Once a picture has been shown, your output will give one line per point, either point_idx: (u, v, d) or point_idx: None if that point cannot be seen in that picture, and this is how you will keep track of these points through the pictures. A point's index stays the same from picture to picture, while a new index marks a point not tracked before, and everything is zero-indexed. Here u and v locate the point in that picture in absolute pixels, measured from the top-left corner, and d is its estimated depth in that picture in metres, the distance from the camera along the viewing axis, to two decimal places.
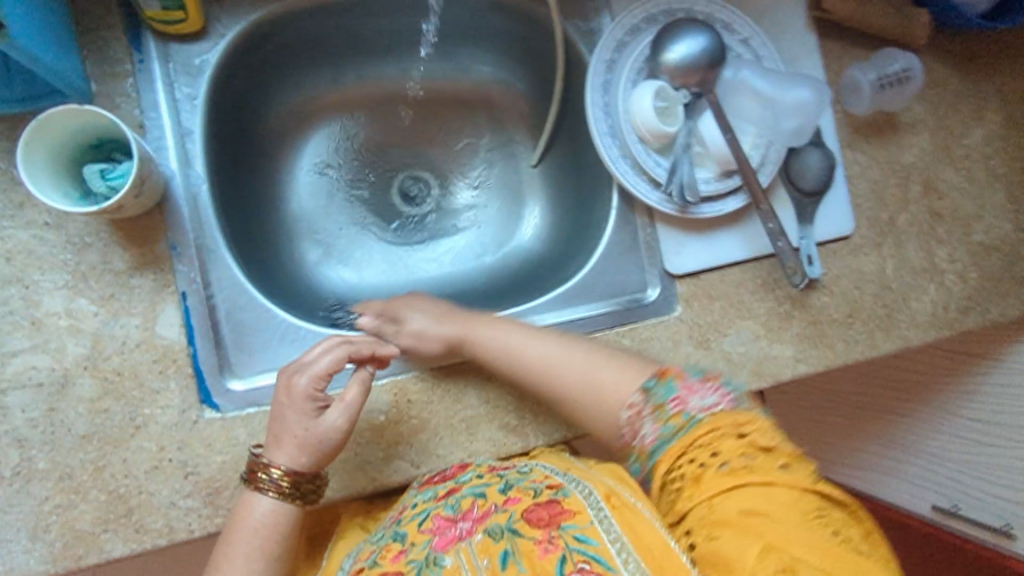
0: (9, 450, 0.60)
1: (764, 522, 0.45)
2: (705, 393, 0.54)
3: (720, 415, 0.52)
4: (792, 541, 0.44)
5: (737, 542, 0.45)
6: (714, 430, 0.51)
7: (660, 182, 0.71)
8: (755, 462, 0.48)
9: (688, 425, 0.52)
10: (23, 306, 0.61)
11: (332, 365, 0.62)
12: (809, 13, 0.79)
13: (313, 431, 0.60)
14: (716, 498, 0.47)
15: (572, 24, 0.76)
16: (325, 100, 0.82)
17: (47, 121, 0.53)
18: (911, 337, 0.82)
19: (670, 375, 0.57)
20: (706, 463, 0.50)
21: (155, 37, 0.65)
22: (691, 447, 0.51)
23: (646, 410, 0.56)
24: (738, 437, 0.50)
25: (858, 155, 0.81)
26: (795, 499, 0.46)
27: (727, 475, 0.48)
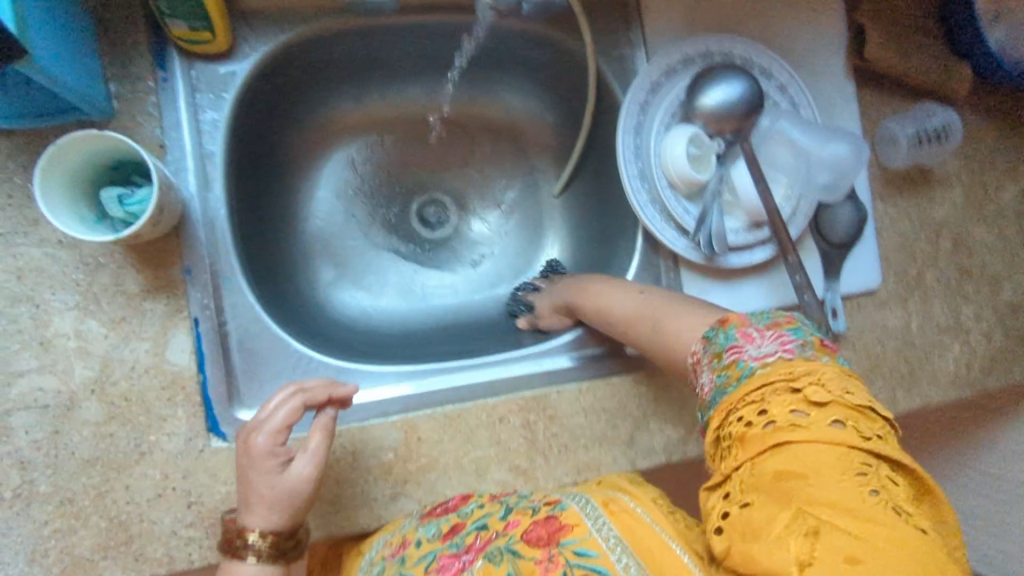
0: (10, 471, 0.59)
1: (795, 485, 0.35)
2: (766, 341, 0.42)
3: (787, 364, 0.40)
4: (829, 506, 0.34)
5: (765, 510, 0.36)
6: (766, 380, 0.40)
7: (688, 230, 0.69)
8: (805, 416, 0.37)
9: (743, 378, 0.41)
10: (32, 326, 0.59)
11: (288, 417, 0.58)
12: (848, 61, 0.77)
13: (279, 487, 0.56)
14: (753, 459, 0.38)
15: (606, 60, 0.74)
16: (349, 119, 0.81)
17: (68, 147, 0.51)
18: (932, 396, 0.80)
19: (733, 322, 0.44)
20: (752, 421, 0.39)
21: (180, 55, 0.63)
22: (737, 399, 0.40)
23: (703, 362, 0.44)
24: (795, 388, 0.39)
25: (890, 208, 0.80)
26: (840, 454, 0.36)
27: (766, 430, 0.38)
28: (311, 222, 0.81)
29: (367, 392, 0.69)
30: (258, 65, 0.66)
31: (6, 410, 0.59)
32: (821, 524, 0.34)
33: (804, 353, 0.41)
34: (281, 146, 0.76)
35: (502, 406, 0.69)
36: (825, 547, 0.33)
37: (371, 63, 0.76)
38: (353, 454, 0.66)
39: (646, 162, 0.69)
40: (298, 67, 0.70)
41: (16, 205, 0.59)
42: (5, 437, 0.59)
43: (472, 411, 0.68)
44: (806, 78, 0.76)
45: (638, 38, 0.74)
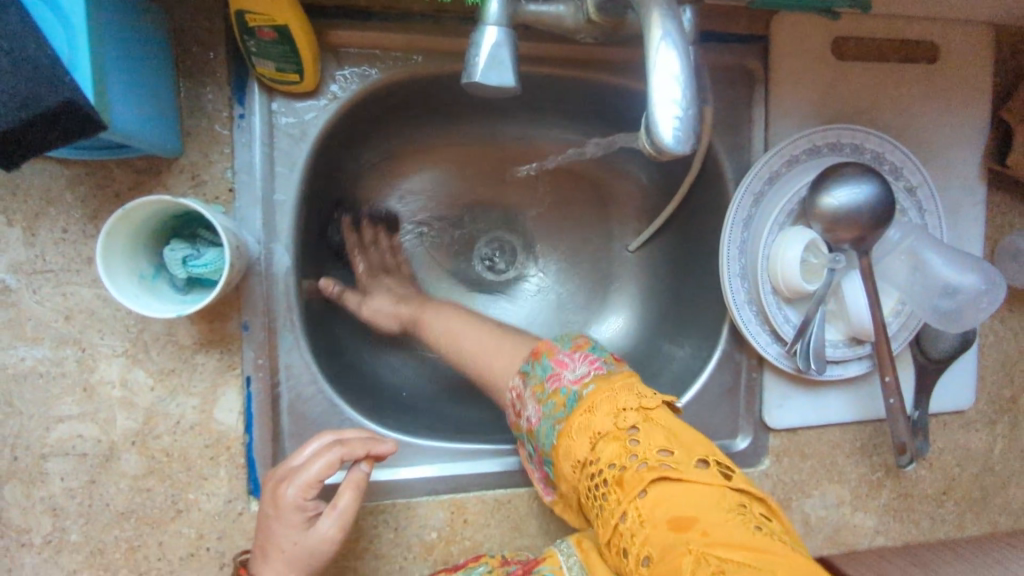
0: (41, 518, 0.56)
1: (695, 531, 0.44)
2: (577, 364, 0.54)
3: (607, 379, 0.53)
4: (721, 543, 0.43)
5: (670, 558, 0.44)
6: (619, 413, 0.50)
7: (785, 338, 0.64)
8: (673, 456, 0.48)
9: (569, 401, 0.52)
10: (77, 370, 0.55)
11: (322, 471, 0.52)
12: (986, 163, 0.69)
13: (303, 543, 0.52)
14: (641, 504, 0.46)
15: (721, 133, 0.66)
16: (425, 151, 0.74)
17: (137, 208, 0.46)
18: (1002, 525, 0.74)
19: (543, 352, 0.56)
20: (625, 463, 0.48)
21: (261, 89, 0.57)
22: (594, 432, 0.50)
23: (527, 394, 0.55)
24: (657, 428, 0.49)
25: (995, 322, 0.74)
26: (714, 491, 0.46)
27: (646, 473, 0.47)
28: (369, 255, 0.75)
29: (406, 468, 0.63)
30: (343, 106, 0.60)
31: (42, 454, 0.55)
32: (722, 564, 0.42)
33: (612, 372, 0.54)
34: (350, 177, 0.70)
35: None
36: None
37: (459, 102, 0.69)
38: (395, 530, 0.62)
39: (750, 259, 0.64)
40: (385, 102, 0.64)
41: (70, 241, 0.54)
42: (39, 482, 0.55)
43: (523, 497, 0.64)
44: (936, 177, 0.68)
45: (758, 114, 0.66)
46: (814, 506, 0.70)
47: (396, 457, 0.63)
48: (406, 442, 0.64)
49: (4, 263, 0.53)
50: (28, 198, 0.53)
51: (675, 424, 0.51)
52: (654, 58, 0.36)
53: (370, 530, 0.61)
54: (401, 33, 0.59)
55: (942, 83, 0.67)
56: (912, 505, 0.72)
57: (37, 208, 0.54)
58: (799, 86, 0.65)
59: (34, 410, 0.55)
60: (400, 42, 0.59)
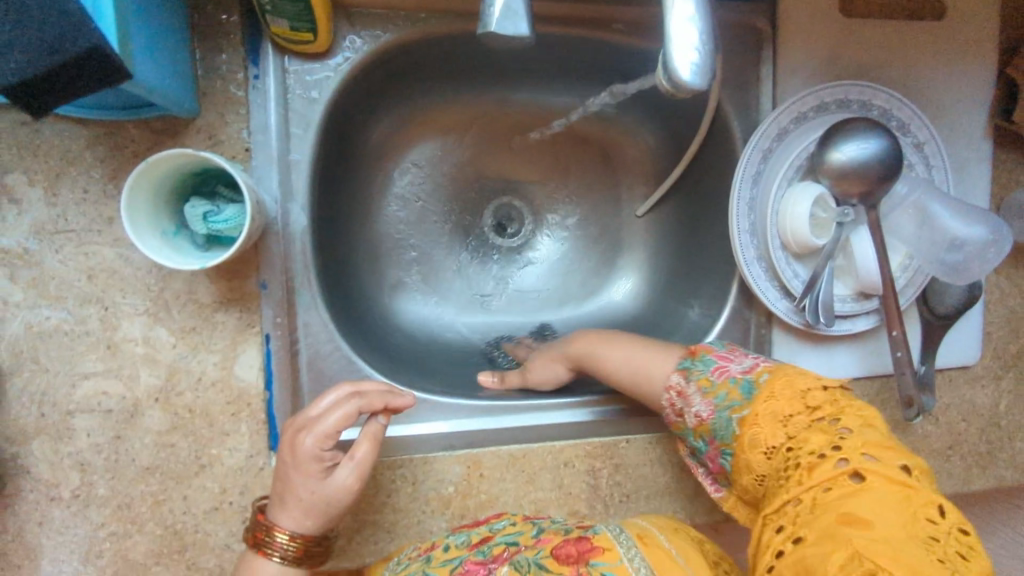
0: (69, 473, 0.57)
1: (866, 530, 0.38)
2: (743, 359, 0.54)
3: (779, 370, 0.51)
4: (887, 555, 0.36)
5: (826, 549, 0.38)
6: (821, 407, 0.46)
7: (794, 294, 0.65)
8: (877, 461, 0.42)
9: (742, 389, 0.51)
10: (101, 328, 0.57)
11: (340, 422, 0.53)
12: (992, 119, 0.69)
13: (321, 492, 0.52)
14: (820, 492, 0.41)
15: (729, 93, 0.67)
16: (436, 117, 0.75)
17: (158, 163, 0.47)
18: (1008, 479, 0.75)
19: (701, 352, 0.57)
20: (823, 454, 0.43)
21: (275, 50, 0.58)
22: (784, 417, 0.47)
23: (691, 388, 0.54)
24: (868, 433, 0.44)
25: (1001, 279, 0.75)
26: (910, 508, 0.39)
27: (842, 467, 0.42)
28: (380, 220, 0.76)
29: (421, 424, 0.66)
30: (355, 67, 0.61)
31: (69, 411, 0.57)
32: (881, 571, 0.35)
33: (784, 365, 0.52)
34: (362, 142, 0.70)
35: (568, 451, 0.66)
36: None
37: (470, 64, 0.69)
38: (413, 484, 0.63)
39: (759, 215, 0.64)
40: (396, 64, 0.65)
41: (91, 201, 0.55)
42: (67, 438, 0.57)
43: (537, 452, 0.65)
44: (942, 133, 0.69)
45: (766, 73, 0.67)
46: None
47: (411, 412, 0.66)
48: (420, 397, 0.67)
49: (27, 223, 0.55)
50: (49, 159, 0.54)
51: (890, 439, 0.45)
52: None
53: (388, 484, 0.63)
54: None
55: (948, 39, 0.68)
56: (919, 459, 0.73)
57: (57, 168, 0.55)
58: (807, 43, 0.66)
59: (60, 367, 0.56)
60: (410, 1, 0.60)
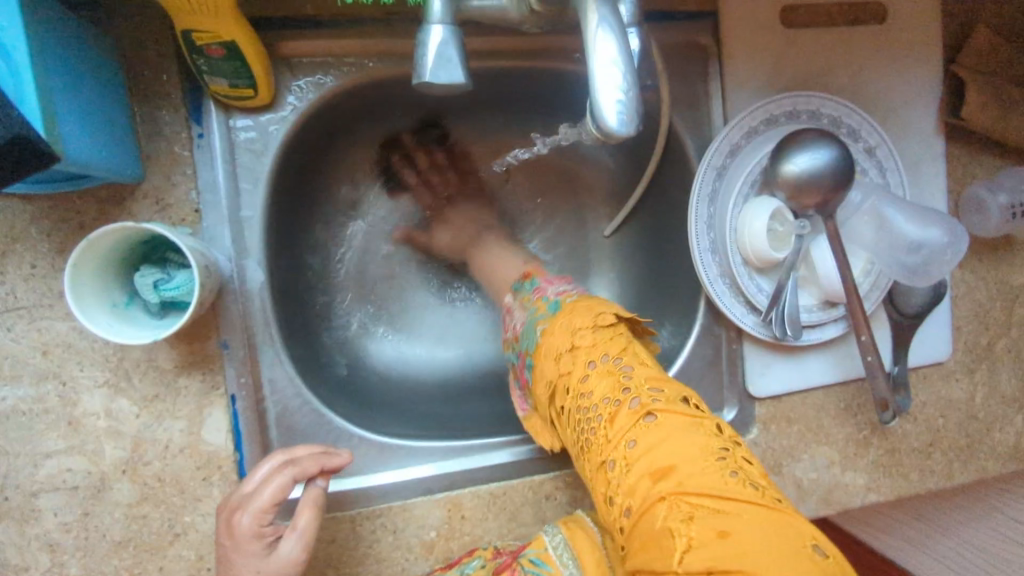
0: (39, 555, 0.56)
1: (672, 475, 0.45)
2: (559, 284, 0.60)
3: (581, 297, 0.57)
4: (697, 487, 0.44)
5: (648, 507, 0.45)
6: (603, 341, 0.53)
7: (759, 308, 0.65)
8: (663, 398, 0.49)
9: (549, 306, 0.57)
10: (60, 404, 0.55)
11: (275, 495, 0.52)
12: (941, 118, 0.70)
13: (266, 570, 0.51)
14: (628, 445, 0.47)
15: (679, 113, 0.67)
16: (391, 154, 0.75)
17: (85, 252, 0.46)
18: (990, 471, 0.76)
19: (533, 276, 0.64)
20: (619, 401, 0.49)
21: (218, 107, 0.57)
22: (574, 332, 0.54)
23: (516, 306, 0.62)
24: (647, 366, 0.52)
25: (966, 274, 0.75)
26: (697, 432, 0.47)
27: (637, 412, 0.48)
28: (343, 263, 0.75)
29: (401, 469, 0.64)
30: (302, 117, 0.61)
31: (33, 491, 0.55)
32: (697, 509, 0.43)
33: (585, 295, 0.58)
34: (318, 188, 0.70)
35: (550, 484, 0.65)
36: (701, 529, 0.42)
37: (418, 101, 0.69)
38: (394, 532, 0.62)
39: (718, 233, 0.65)
40: (342, 110, 0.64)
41: (40, 276, 0.54)
42: (33, 519, 0.55)
43: (518, 488, 0.65)
44: (892, 135, 0.70)
45: (715, 89, 0.67)
46: (805, 470, 0.71)
47: (387, 459, 0.64)
48: (395, 444, 0.65)
49: None
50: None
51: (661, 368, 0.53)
52: (593, 46, 0.37)
53: (368, 535, 0.62)
54: (348, 39, 0.59)
55: (891, 42, 0.68)
56: (901, 459, 0.74)
57: (3, 246, 0.53)
58: (752, 56, 0.66)
59: (21, 448, 0.55)
60: (351, 47, 0.60)
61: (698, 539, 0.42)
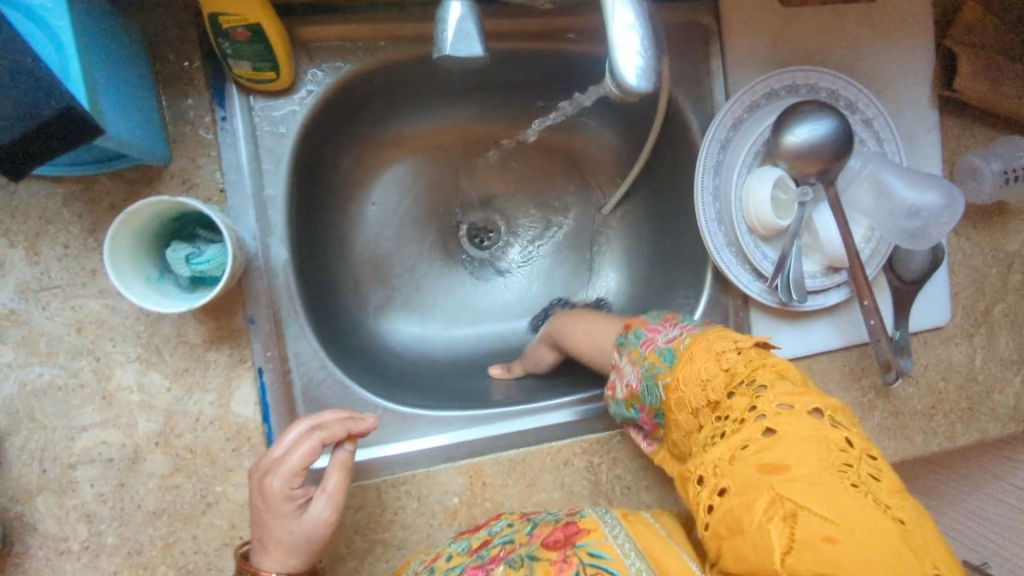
0: (77, 525, 0.58)
1: (783, 474, 0.42)
2: (669, 329, 0.55)
3: (700, 335, 0.52)
4: (806, 493, 0.40)
5: (746, 494, 0.42)
6: (739, 369, 0.48)
7: (765, 275, 0.67)
8: (791, 412, 0.45)
9: (664, 357, 0.53)
10: (94, 379, 0.57)
11: (305, 459, 0.55)
12: (936, 91, 0.72)
13: (298, 530, 0.54)
14: (739, 448, 0.44)
15: (683, 90, 0.70)
16: (403, 139, 0.77)
17: (124, 222, 0.48)
18: (991, 432, 0.78)
19: (636, 326, 0.58)
20: (741, 415, 0.46)
21: (239, 91, 0.59)
22: (704, 379, 0.49)
23: (623, 361, 0.56)
24: (782, 383, 0.47)
25: (963, 241, 0.78)
26: (820, 444, 0.43)
27: (760, 423, 0.45)
28: (358, 245, 0.77)
29: (420, 438, 0.67)
30: (319, 101, 0.63)
31: (70, 464, 0.57)
32: (801, 509, 0.40)
33: (704, 330, 0.53)
34: (334, 171, 0.72)
35: (567, 450, 0.68)
36: (802, 530, 0.39)
37: (429, 84, 0.71)
38: (418, 499, 0.64)
39: (724, 203, 0.67)
40: (357, 94, 0.66)
41: (72, 256, 0.56)
42: (71, 491, 0.57)
43: (536, 455, 0.67)
44: (889, 107, 0.72)
45: (717, 66, 0.69)
46: None
47: (409, 427, 0.67)
48: (418, 413, 0.67)
49: (11, 285, 0.55)
50: (27, 219, 0.55)
51: (803, 383, 0.48)
52: (611, 11, 0.39)
53: (394, 502, 0.64)
54: (362, 23, 0.61)
55: (884, 17, 0.71)
56: (904, 422, 0.76)
57: (37, 227, 0.55)
58: (752, 33, 0.68)
59: (57, 422, 0.57)
60: (362, 31, 0.62)
61: (800, 539, 0.39)
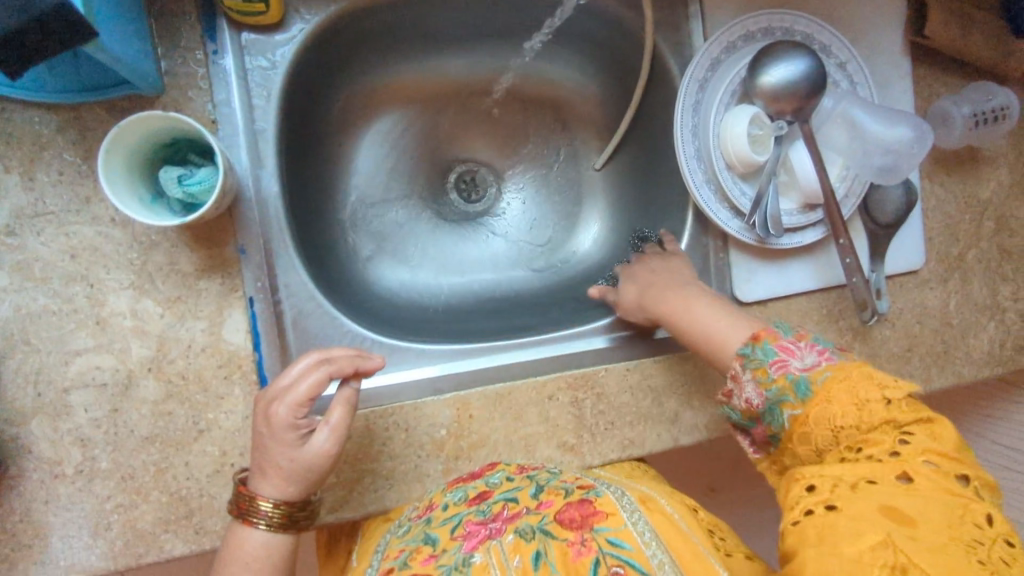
0: (71, 449, 0.59)
1: (908, 528, 0.37)
2: (806, 353, 0.51)
3: (843, 368, 0.49)
4: (925, 549, 0.36)
5: (859, 523, 0.38)
6: (892, 419, 0.45)
7: (743, 212, 0.69)
8: (934, 470, 0.42)
9: (797, 386, 0.49)
10: (88, 305, 0.59)
11: (311, 390, 0.57)
12: (907, 37, 0.75)
13: (299, 459, 0.56)
14: (865, 481, 0.41)
15: (663, 34, 0.72)
16: (390, 89, 0.79)
17: (132, 124, 0.50)
18: (966, 375, 0.79)
19: (765, 338, 0.54)
20: (878, 458, 0.43)
21: (230, 27, 0.62)
22: (837, 420, 0.47)
23: (745, 376, 0.53)
24: (931, 444, 0.43)
25: (936, 187, 0.79)
26: (951, 507, 0.39)
27: (897, 469, 0.42)
28: (348, 194, 0.79)
29: (409, 369, 0.69)
30: (307, 39, 0.65)
31: (64, 388, 0.59)
32: (914, 563, 0.35)
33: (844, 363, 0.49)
34: (325, 116, 0.74)
35: (551, 385, 0.69)
36: None
37: (415, 26, 0.74)
38: (406, 430, 0.66)
39: (703, 141, 0.69)
40: (343, 35, 0.69)
41: (67, 182, 0.58)
42: (65, 415, 0.59)
43: (520, 390, 0.68)
44: (862, 53, 0.74)
45: (695, 11, 0.71)
46: None
47: (399, 360, 0.69)
48: (405, 345, 0.70)
49: (6, 210, 0.57)
50: (22, 145, 0.57)
51: (959, 456, 0.44)
52: None
53: (382, 433, 0.65)
54: None
55: None
56: (881, 363, 0.77)
57: (32, 154, 0.57)
58: None
59: (52, 347, 0.58)
60: None
61: None
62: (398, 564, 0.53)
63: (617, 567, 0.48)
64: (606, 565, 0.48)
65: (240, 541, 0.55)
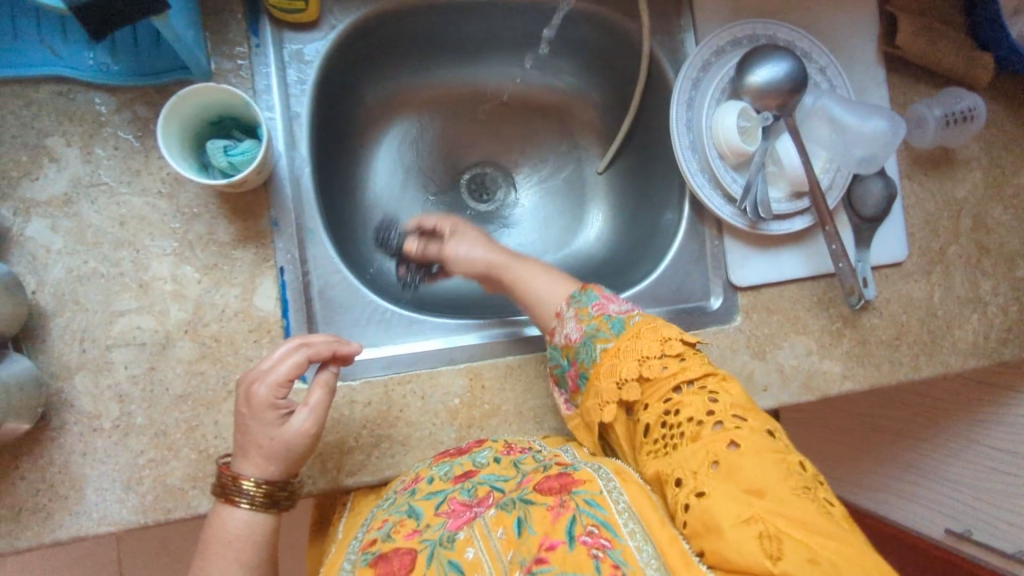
0: (109, 403, 0.62)
1: (763, 499, 0.45)
2: (620, 302, 0.63)
3: (650, 318, 0.60)
4: (782, 513, 0.44)
5: (729, 505, 0.45)
6: (689, 370, 0.55)
7: (734, 198, 0.76)
8: (747, 427, 0.51)
9: (612, 324, 0.60)
10: (133, 269, 0.64)
11: (292, 371, 0.60)
12: (881, 47, 0.83)
13: (279, 438, 0.59)
14: (711, 461, 0.49)
15: (658, 41, 0.79)
16: (410, 95, 0.87)
17: (189, 96, 0.58)
18: (953, 364, 0.81)
19: (589, 288, 0.65)
20: (703, 421, 0.52)
21: (272, 24, 0.69)
22: (643, 355, 0.57)
23: (569, 315, 0.63)
24: (732, 398, 0.54)
25: (915, 185, 0.84)
26: (779, 461, 0.48)
27: (722, 435, 0.50)
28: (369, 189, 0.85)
29: (422, 340, 0.73)
30: (340, 36, 0.73)
31: (107, 346, 0.63)
32: (780, 532, 0.43)
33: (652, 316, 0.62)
34: (352, 115, 0.82)
35: None
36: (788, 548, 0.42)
37: (431, 35, 0.82)
38: (422, 397, 0.69)
39: (697, 133, 0.76)
40: (371, 37, 0.77)
41: (121, 156, 0.64)
42: (106, 370, 0.63)
43: (531, 361, 0.72)
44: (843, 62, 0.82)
45: (687, 21, 0.79)
46: (787, 356, 0.76)
47: (416, 331, 0.74)
48: (420, 321, 0.74)
49: (67, 178, 0.63)
50: (83, 123, 0.64)
51: (747, 402, 0.55)
52: None
53: (399, 400, 0.69)
54: None
55: None
56: (872, 350, 0.79)
57: (91, 130, 0.64)
58: None
59: (98, 306, 0.63)
60: None
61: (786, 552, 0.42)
62: (381, 536, 0.54)
63: (591, 526, 0.47)
64: (581, 524, 0.47)
65: (222, 520, 0.58)
